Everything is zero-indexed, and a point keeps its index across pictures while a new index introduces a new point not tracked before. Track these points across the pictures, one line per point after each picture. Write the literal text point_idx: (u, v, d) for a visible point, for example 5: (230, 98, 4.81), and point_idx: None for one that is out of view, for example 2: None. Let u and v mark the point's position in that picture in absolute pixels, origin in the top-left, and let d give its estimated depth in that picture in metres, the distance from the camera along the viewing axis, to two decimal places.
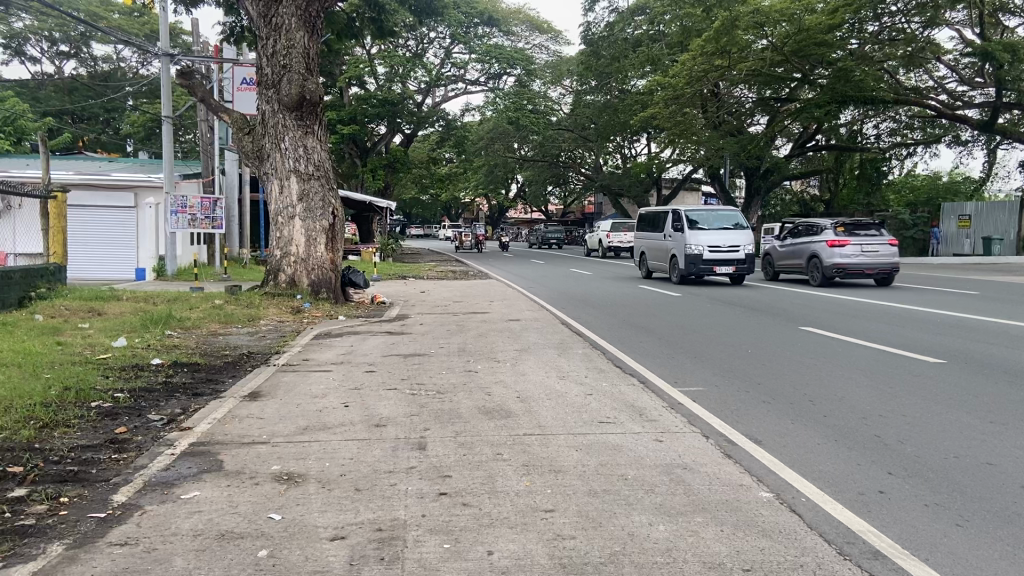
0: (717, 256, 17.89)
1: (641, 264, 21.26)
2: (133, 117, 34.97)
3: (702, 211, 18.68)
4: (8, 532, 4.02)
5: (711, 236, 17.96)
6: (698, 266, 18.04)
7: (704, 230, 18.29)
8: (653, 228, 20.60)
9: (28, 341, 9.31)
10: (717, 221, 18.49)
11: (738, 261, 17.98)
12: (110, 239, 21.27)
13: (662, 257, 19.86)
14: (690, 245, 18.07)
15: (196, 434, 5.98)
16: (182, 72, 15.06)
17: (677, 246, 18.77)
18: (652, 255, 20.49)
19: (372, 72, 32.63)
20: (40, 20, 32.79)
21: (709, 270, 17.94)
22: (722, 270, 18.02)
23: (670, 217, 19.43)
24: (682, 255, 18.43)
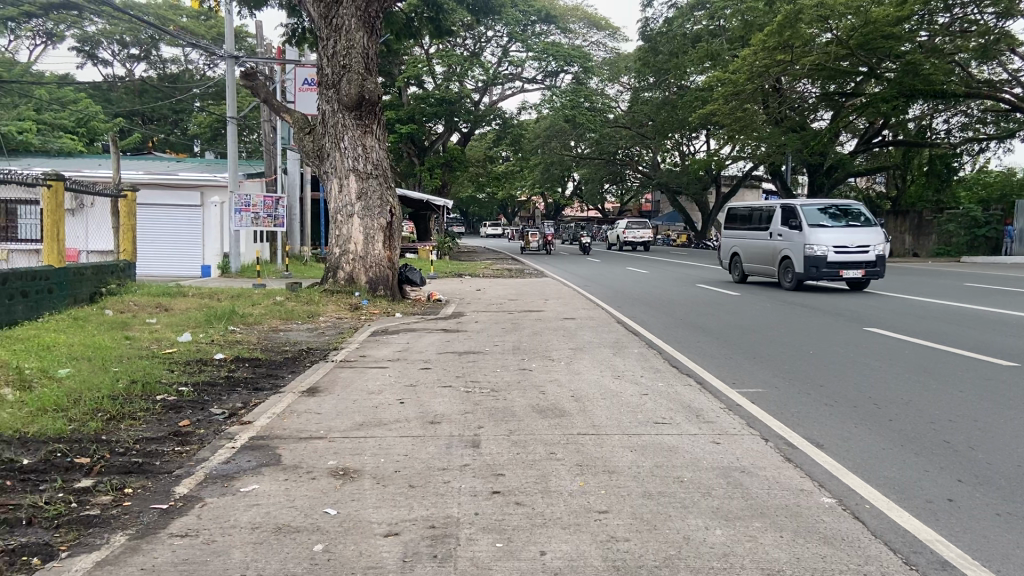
0: (844, 257, 15.78)
1: (732, 265, 19.57)
2: (200, 118, 36.00)
3: (820, 207, 16.64)
4: (76, 521, 4.15)
5: (837, 235, 15.83)
6: (821, 269, 15.89)
7: (825, 227, 16.19)
8: (751, 225, 18.71)
9: (98, 335, 9.68)
10: (839, 219, 16.42)
11: (867, 263, 15.88)
12: (177, 237, 21.93)
13: (766, 258, 17.83)
14: (812, 246, 15.96)
15: (256, 429, 6.10)
16: (246, 73, 15.39)
17: (791, 246, 16.70)
18: (747, 257, 18.82)
19: (430, 71, 32.96)
20: (112, 24, 33.98)
21: (835, 273, 15.82)
22: (850, 273, 15.90)
23: (779, 215, 17.40)
24: (799, 257, 16.32)
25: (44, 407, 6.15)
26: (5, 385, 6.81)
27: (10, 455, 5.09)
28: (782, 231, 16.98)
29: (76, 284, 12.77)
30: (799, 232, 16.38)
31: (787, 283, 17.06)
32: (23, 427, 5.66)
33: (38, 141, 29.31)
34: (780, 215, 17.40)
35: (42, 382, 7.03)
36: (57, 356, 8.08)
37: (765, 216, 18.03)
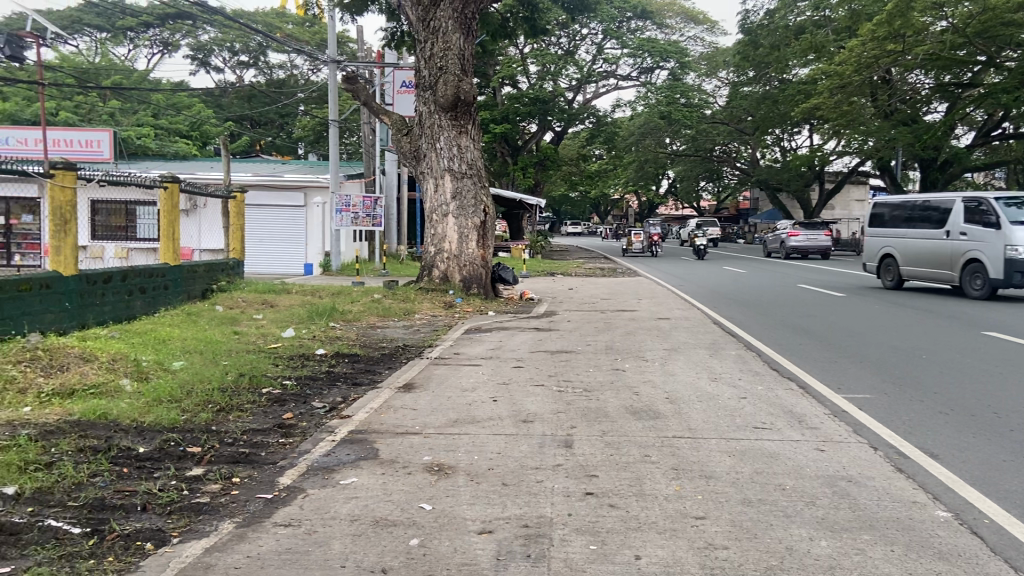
0: None
1: (885, 269, 17.55)
2: (303, 122, 37.29)
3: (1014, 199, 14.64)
4: (187, 509, 4.36)
5: None
6: None
7: None
8: (913, 224, 16.62)
9: (209, 330, 10.17)
10: None
11: None
12: (280, 235, 22.81)
13: (939, 262, 15.80)
14: (1016, 247, 14.01)
15: (355, 423, 6.27)
16: (348, 77, 15.82)
17: (982, 247, 14.69)
18: (907, 261, 16.77)
19: (525, 70, 33.20)
20: (223, 33, 35.60)
21: None
22: None
23: (961, 210, 15.30)
24: (997, 260, 14.36)
25: (160, 398, 6.50)
26: (125, 376, 7.24)
27: (128, 443, 5.38)
28: (969, 229, 14.94)
29: (189, 281, 13.42)
30: (996, 231, 14.39)
31: (975, 290, 14.96)
32: (141, 416, 5.99)
33: (156, 146, 31.12)
34: (962, 210, 15.31)
35: (158, 373, 7.45)
36: (172, 349, 8.55)
37: (937, 213, 15.92)
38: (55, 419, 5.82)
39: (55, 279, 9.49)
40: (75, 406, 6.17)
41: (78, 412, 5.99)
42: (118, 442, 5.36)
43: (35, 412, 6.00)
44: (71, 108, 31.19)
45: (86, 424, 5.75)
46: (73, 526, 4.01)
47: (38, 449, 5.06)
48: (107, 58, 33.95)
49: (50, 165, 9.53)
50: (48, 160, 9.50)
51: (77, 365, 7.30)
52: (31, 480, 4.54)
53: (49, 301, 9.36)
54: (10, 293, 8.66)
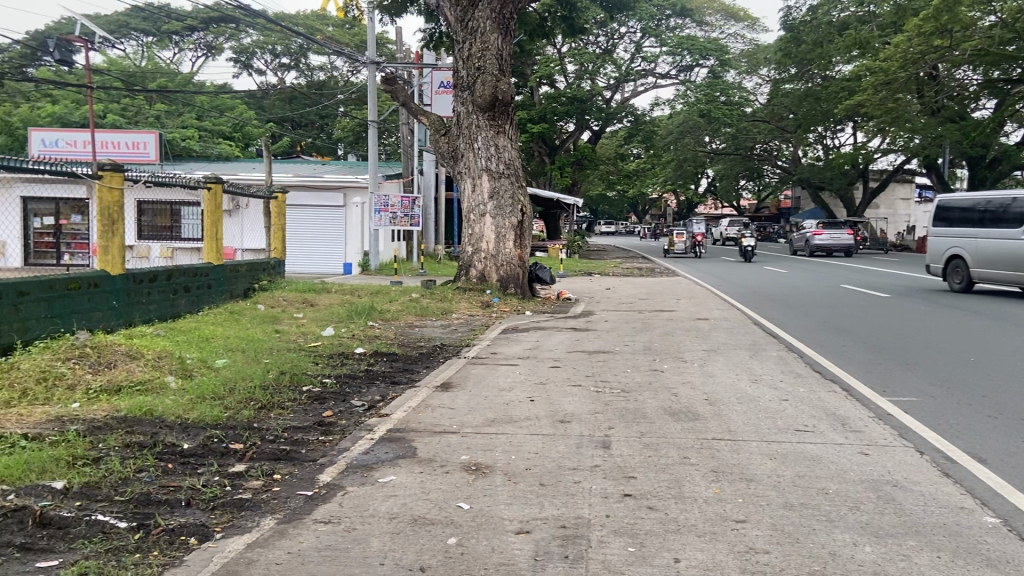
0: None
1: (952, 271, 16.97)
2: (343, 123, 37.66)
3: None
4: (229, 504, 4.43)
5: None
6: None
7: None
8: (987, 224, 16.08)
9: (251, 328, 10.33)
10: None
11: None
12: (321, 235, 23.09)
13: (1014, 263, 15.24)
14: None
15: (393, 421, 6.30)
16: (387, 78, 15.95)
17: None
18: (977, 263, 16.18)
19: (562, 70, 33.16)
20: (265, 35, 36.13)
21: None
22: None
23: None
24: None
25: (203, 395, 6.62)
26: (170, 373, 7.39)
27: (173, 439, 5.50)
28: None
29: (232, 280, 13.64)
30: None
31: None
32: (185, 413, 6.11)
33: (199, 147, 31.74)
34: None
35: (201, 371, 7.59)
36: (215, 347, 8.69)
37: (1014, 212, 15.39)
38: (103, 415, 5.97)
39: (103, 278, 9.71)
40: (122, 403, 6.31)
41: (125, 409, 6.13)
42: (164, 439, 5.47)
43: (83, 408, 6.15)
44: (118, 111, 31.95)
45: (133, 420, 5.88)
46: (119, 520, 4.10)
47: (86, 444, 5.19)
48: (152, 61, 34.68)
49: (99, 167, 9.76)
50: (97, 162, 9.73)
51: (124, 363, 7.47)
52: (80, 475, 4.65)
53: (97, 300, 9.58)
54: (60, 292, 8.88)
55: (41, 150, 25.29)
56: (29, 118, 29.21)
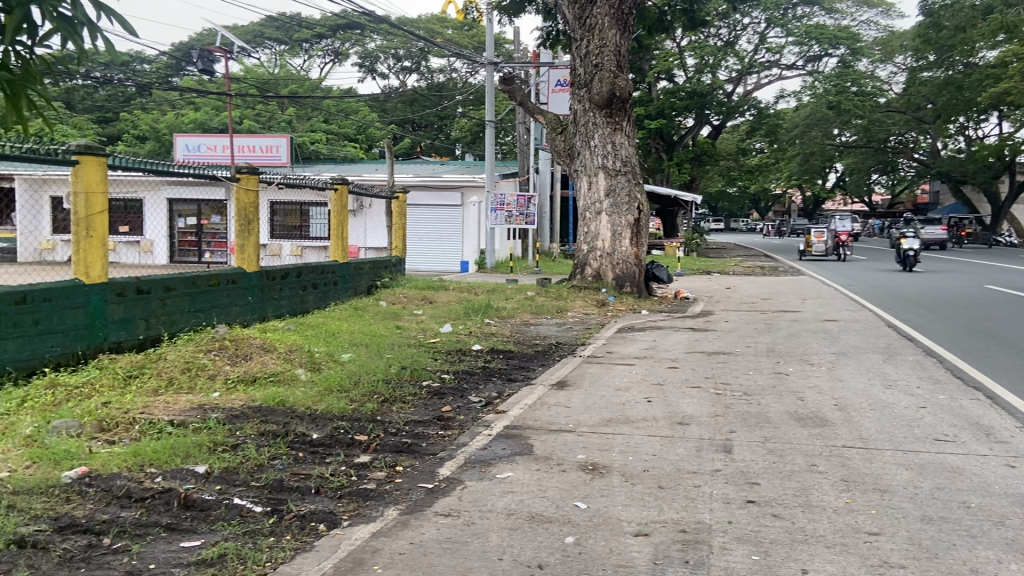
0: None
1: None
2: (461, 123, 38.33)
3: None
4: (355, 493, 4.60)
5: None
6: None
7: None
8: None
9: (374, 324, 10.71)
10: None
11: None
12: (440, 233, 23.62)
13: None
14: None
15: (510, 418, 6.37)
16: (505, 78, 16.12)
17: None
18: None
19: (682, 64, 32.44)
20: (388, 39, 37.16)
21: None
22: None
23: None
24: None
25: (330, 387, 6.91)
26: (300, 366, 7.74)
27: (303, 429, 5.76)
28: None
29: (356, 278, 14.14)
30: None
31: None
32: (314, 404, 6.39)
33: (327, 150, 33.25)
34: None
35: (329, 365, 7.92)
36: (341, 342, 9.06)
37: None
38: (240, 404, 6.33)
39: (240, 274, 10.29)
40: (256, 393, 6.67)
41: (260, 399, 6.49)
42: (295, 428, 5.74)
43: (222, 398, 6.54)
44: (253, 117, 33.78)
45: (267, 410, 6.20)
46: (255, 504, 4.33)
47: (225, 431, 5.51)
48: (284, 68, 36.45)
49: (237, 170, 10.37)
50: (234, 165, 10.32)
51: (258, 356, 7.89)
52: (220, 460, 4.95)
53: (234, 295, 10.16)
54: (202, 288, 9.46)
55: (185, 155, 27.03)
56: (175, 124, 31.36)
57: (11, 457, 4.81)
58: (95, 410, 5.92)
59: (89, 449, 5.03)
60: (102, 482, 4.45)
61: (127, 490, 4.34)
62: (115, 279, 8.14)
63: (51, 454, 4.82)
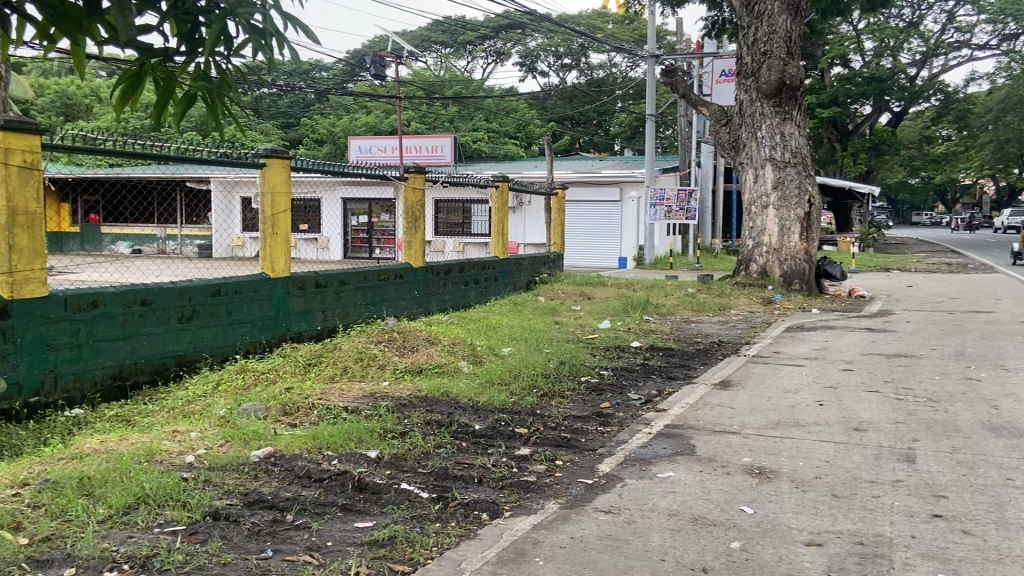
0: None
1: None
2: (620, 119, 37.98)
3: None
4: (517, 484, 4.68)
5: None
6: None
7: None
8: None
9: (533, 319, 10.86)
10: None
11: None
12: (599, 229, 23.58)
13: None
14: None
15: (671, 417, 6.25)
16: (667, 71, 15.84)
17: None
18: None
19: (859, 48, 30.44)
20: (550, 37, 37.38)
21: None
22: None
23: None
24: None
25: (492, 379, 7.08)
26: (463, 359, 7.98)
27: (466, 419, 5.94)
28: None
29: (516, 273, 14.37)
30: None
31: None
32: (476, 396, 6.57)
33: (489, 149, 34.08)
34: None
35: (490, 358, 8.11)
36: (501, 336, 9.24)
37: None
38: (408, 393, 6.62)
39: (407, 270, 10.74)
40: (423, 384, 6.95)
41: (425, 389, 6.75)
42: (458, 419, 5.92)
43: (392, 387, 6.87)
44: (420, 118, 35.18)
45: (432, 399, 6.44)
46: (422, 490, 4.51)
47: (394, 419, 5.78)
48: (449, 71, 37.65)
49: (406, 169, 10.78)
50: (403, 165, 10.74)
51: (425, 347, 8.21)
52: (390, 446, 5.19)
53: (402, 290, 10.62)
54: (373, 282, 9.97)
55: (359, 156, 28.61)
56: (350, 127, 33.26)
57: (209, 435, 5.29)
58: (279, 394, 6.39)
59: (274, 431, 5.44)
60: (285, 462, 4.80)
61: (308, 470, 4.65)
62: (297, 274, 8.72)
63: (242, 434, 5.25)
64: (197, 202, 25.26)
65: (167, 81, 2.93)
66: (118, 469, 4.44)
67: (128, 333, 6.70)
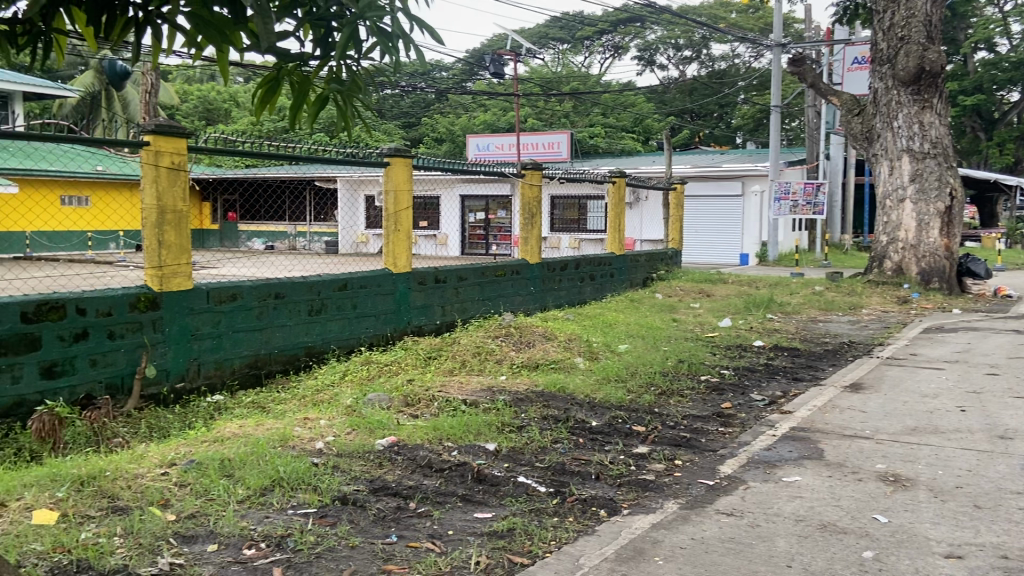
0: None
1: None
2: (743, 111, 36.72)
3: None
4: (635, 483, 4.63)
5: None
6: None
7: None
8: None
9: (651, 316, 10.68)
10: None
11: None
12: (719, 224, 23.01)
13: None
14: None
15: (797, 419, 6.02)
16: (794, 60, 15.27)
17: None
18: None
19: (1007, 30, 28.21)
20: (670, 30, 36.65)
21: None
22: None
23: None
24: None
25: (608, 376, 7.04)
26: (579, 355, 7.97)
27: (583, 416, 5.93)
28: None
29: (632, 270, 14.20)
30: None
31: None
32: (593, 392, 6.55)
33: (605, 144, 33.77)
34: None
35: (606, 354, 8.07)
36: (618, 333, 9.15)
37: None
38: (525, 388, 6.68)
39: (523, 266, 10.82)
40: (539, 379, 7.01)
41: (542, 384, 6.79)
42: (575, 415, 5.93)
43: (509, 381, 6.97)
44: (537, 115, 35.35)
45: (549, 395, 6.47)
46: (540, 484, 4.54)
47: (512, 412, 5.85)
48: (567, 67, 37.62)
49: (522, 165, 10.83)
50: (521, 162, 10.81)
51: (541, 343, 8.26)
52: (508, 440, 5.26)
53: (518, 285, 10.72)
54: (490, 278, 10.11)
55: (477, 154, 29.05)
56: (468, 126, 33.83)
57: (336, 423, 5.52)
58: (401, 386, 6.61)
59: (398, 421, 5.62)
60: (407, 451, 4.95)
61: (429, 460, 4.78)
62: (418, 270, 8.96)
63: (367, 422, 5.45)
64: (325, 201, 26.08)
65: (302, 84, 3.07)
66: (255, 452, 4.71)
67: (264, 324, 7.08)
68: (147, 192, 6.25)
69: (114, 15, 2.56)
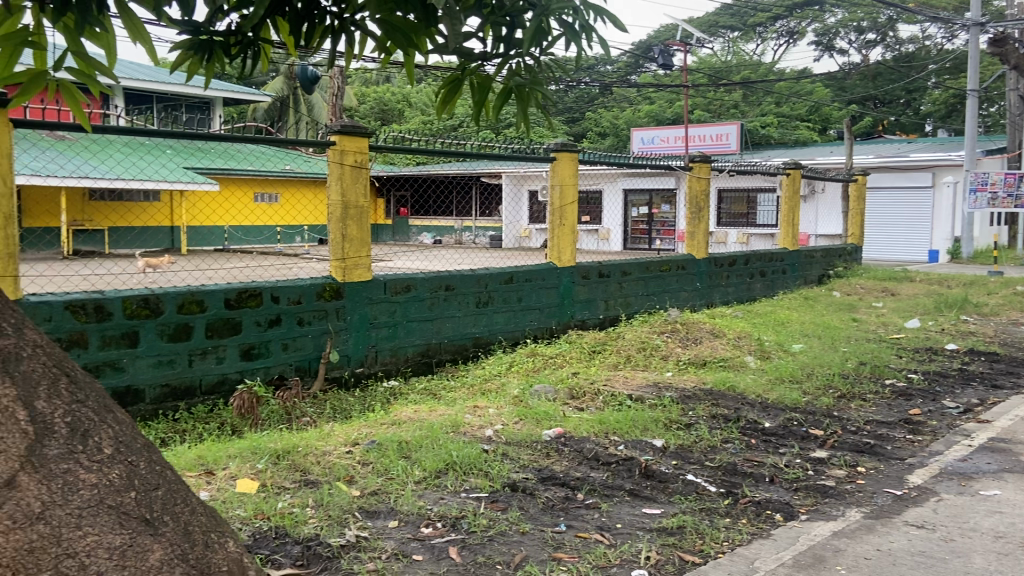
0: None
1: None
2: (934, 96, 33.82)
3: None
4: (813, 489, 4.41)
5: None
6: None
7: None
8: None
9: (828, 315, 10.09)
10: None
11: None
12: (906, 219, 21.42)
13: None
14: None
15: (997, 430, 5.50)
16: (995, 39, 13.86)
17: None
18: None
19: None
20: (851, 12, 34.33)
21: None
22: None
23: None
24: None
25: (782, 377, 6.74)
26: (749, 353, 7.69)
27: (755, 416, 5.72)
28: None
29: (807, 266, 13.50)
30: None
31: None
32: (765, 393, 6.30)
33: (778, 134, 32.57)
34: None
35: (779, 354, 7.72)
36: (792, 332, 8.74)
37: None
38: (692, 385, 6.54)
39: (689, 261, 10.59)
40: (707, 376, 6.83)
41: (711, 381, 6.63)
42: (746, 415, 5.73)
43: (675, 377, 6.84)
44: (705, 106, 34.46)
45: (718, 393, 6.30)
46: (710, 484, 4.44)
47: (679, 410, 5.74)
48: (737, 56, 36.28)
49: (690, 159, 10.54)
50: (688, 155, 10.52)
51: (708, 340, 8.06)
52: (675, 437, 5.17)
53: (684, 281, 10.50)
54: (654, 273, 9.96)
55: (641, 148, 28.67)
56: (633, 119, 33.53)
57: (505, 413, 5.66)
58: (566, 378, 6.68)
59: (564, 413, 5.69)
60: (574, 443, 4.99)
61: (596, 453, 4.80)
62: (582, 264, 8.99)
63: (534, 413, 5.55)
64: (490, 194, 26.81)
65: (482, 83, 3.15)
66: (429, 436, 4.92)
67: (435, 315, 7.37)
68: (333, 189, 6.67)
69: (315, 23, 2.75)
